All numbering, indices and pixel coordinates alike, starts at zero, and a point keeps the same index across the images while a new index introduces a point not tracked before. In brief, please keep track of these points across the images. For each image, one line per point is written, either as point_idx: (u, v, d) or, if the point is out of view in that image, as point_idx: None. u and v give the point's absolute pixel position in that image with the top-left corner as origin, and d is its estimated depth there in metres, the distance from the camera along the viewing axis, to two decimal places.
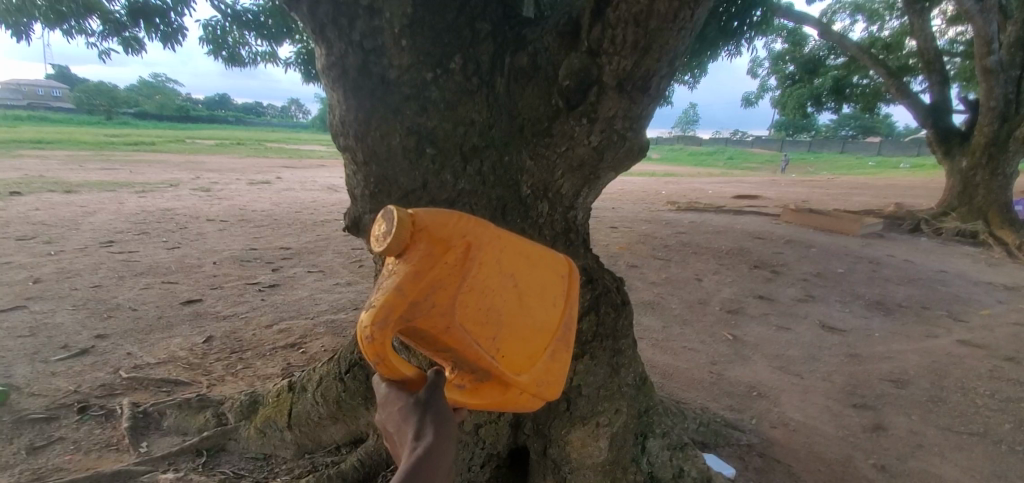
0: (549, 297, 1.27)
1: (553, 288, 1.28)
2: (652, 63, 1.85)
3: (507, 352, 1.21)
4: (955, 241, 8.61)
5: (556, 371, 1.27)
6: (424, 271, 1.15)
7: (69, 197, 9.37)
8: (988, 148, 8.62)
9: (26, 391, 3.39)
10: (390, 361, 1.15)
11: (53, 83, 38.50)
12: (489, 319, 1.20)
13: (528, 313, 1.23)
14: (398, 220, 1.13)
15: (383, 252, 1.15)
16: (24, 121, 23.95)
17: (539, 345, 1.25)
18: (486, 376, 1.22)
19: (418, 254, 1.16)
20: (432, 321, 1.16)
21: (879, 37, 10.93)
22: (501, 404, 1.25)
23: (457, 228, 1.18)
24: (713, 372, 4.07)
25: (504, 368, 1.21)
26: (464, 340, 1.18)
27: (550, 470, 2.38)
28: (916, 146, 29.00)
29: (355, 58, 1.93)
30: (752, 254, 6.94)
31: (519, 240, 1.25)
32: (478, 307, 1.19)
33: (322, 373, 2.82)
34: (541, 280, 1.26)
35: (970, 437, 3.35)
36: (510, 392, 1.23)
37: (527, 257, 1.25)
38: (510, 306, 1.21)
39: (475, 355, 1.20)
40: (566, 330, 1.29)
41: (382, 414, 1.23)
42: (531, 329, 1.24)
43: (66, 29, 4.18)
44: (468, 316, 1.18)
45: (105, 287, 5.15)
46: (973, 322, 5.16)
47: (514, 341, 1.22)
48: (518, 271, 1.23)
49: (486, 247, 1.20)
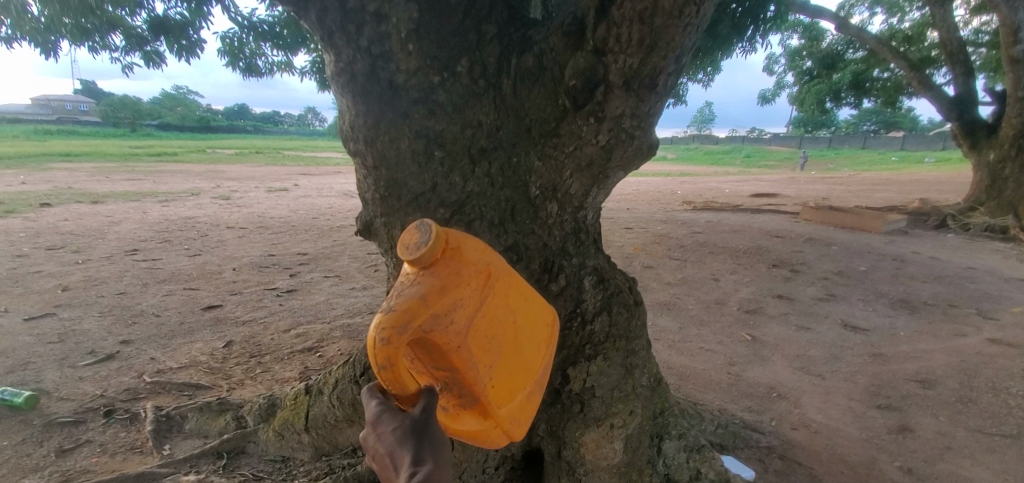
0: (538, 342, 1.39)
1: (542, 334, 1.41)
2: (659, 60, 1.83)
3: (497, 383, 1.29)
4: (984, 236, 8.35)
5: (526, 408, 1.39)
6: (449, 287, 1.21)
7: (95, 207, 9.65)
8: (1017, 140, 8.36)
9: (55, 396, 3.50)
10: (397, 367, 1.18)
11: (80, 97, 39.81)
12: (491, 348, 1.27)
13: (521, 351, 1.34)
14: (436, 234, 1.19)
15: (412, 261, 1.19)
16: (53, 135, 24.78)
17: (521, 383, 1.35)
18: (471, 403, 1.29)
19: (445, 270, 1.22)
20: (445, 337, 1.21)
21: (899, 29, 10.69)
22: (475, 433, 1.32)
23: (481, 255, 1.28)
24: (731, 373, 4.01)
25: (489, 398, 1.29)
26: (469, 363, 1.24)
27: (564, 472, 2.36)
28: (941, 139, 28.23)
29: (363, 64, 1.96)
30: (771, 253, 6.83)
31: (523, 281, 1.38)
32: (486, 334, 1.27)
33: (338, 377, 2.85)
34: (535, 323, 1.39)
35: (1003, 439, 3.24)
36: (488, 422, 1.32)
37: (528, 298, 1.38)
38: (508, 340, 1.31)
39: (471, 379, 1.25)
40: (542, 373, 1.42)
41: (371, 436, 1.14)
42: (521, 366, 1.34)
43: (91, 45, 4.33)
44: (478, 340, 1.25)
45: (130, 294, 5.29)
46: (1004, 319, 5.00)
47: (505, 373, 1.31)
48: (519, 309, 1.34)
49: (499, 281, 1.31)
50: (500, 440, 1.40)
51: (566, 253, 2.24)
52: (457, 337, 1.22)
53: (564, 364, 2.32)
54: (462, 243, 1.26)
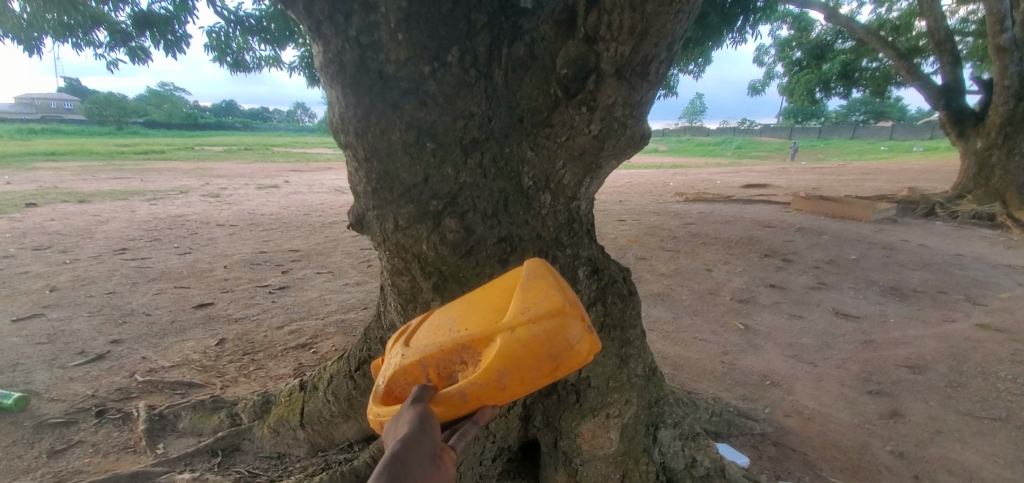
0: (493, 286, 1.52)
1: (497, 280, 1.55)
2: (651, 48, 1.83)
3: (469, 325, 1.40)
4: (971, 223, 8.44)
5: (530, 295, 1.35)
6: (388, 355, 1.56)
7: (83, 207, 9.51)
8: (1004, 128, 8.45)
9: (46, 396, 3.46)
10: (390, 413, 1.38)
11: (65, 96, 39.23)
12: (442, 327, 1.47)
13: (475, 304, 1.50)
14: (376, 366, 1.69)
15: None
16: (38, 134, 24.38)
17: (499, 305, 1.42)
18: (470, 353, 1.35)
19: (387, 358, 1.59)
20: (396, 360, 1.44)
21: (887, 19, 10.79)
22: (501, 353, 1.30)
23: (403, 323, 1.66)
24: (724, 362, 4.04)
25: (473, 333, 1.37)
26: (425, 347, 1.41)
27: (561, 463, 2.36)
28: (929, 128, 28.45)
29: (352, 54, 1.93)
30: (762, 243, 6.87)
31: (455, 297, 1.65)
32: (431, 329, 1.49)
33: (332, 373, 2.85)
34: (482, 288, 1.57)
35: (992, 422, 3.29)
36: (496, 338, 1.33)
37: (464, 293, 1.61)
38: (458, 313, 1.50)
39: (441, 348, 1.39)
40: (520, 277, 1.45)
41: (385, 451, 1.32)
42: (486, 303, 1.46)
43: (74, 42, 4.22)
44: (425, 337, 1.46)
45: (119, 293, 5.23)
46: (993, 305, 5.06)
47: (471, 319, 1.43)
48: (458, 301, 1.57)
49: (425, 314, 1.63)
50: (541, 327, 1.30)
51: (561, 244, 2.24)
52: (402, 350, 1.46)
53: None
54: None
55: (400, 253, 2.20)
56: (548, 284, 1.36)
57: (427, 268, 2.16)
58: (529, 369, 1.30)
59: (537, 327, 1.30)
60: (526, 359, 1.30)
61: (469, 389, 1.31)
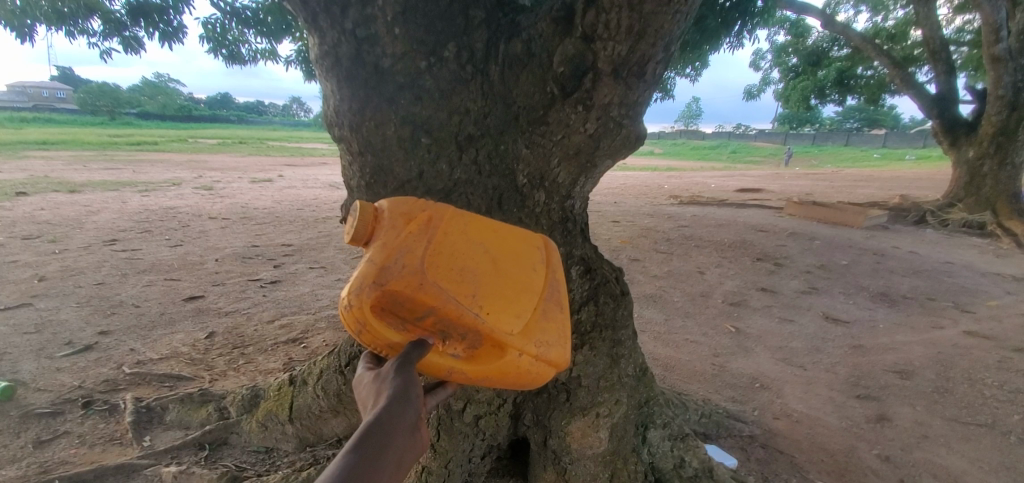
0: (526, 265, 1.36)
1: (530, 256, 1.39)
2: (648, 48, 1.83)
3: (491, 310, 1.28)
4: (961, 231, 8.55)
5: (550, 330, 1.34)
6: (390, 241, 1.30)
7: (73, 197, 9.41)
8: (996, 138, 8.54)
9: (32, 386, 3.42)
10: (372, 324, 1.28)
11: (57, 84, 38.81)
12: (465, 279, 1.28)
13: (504, 275, 1.32)
14: (360, 206, 1.33)
15: (353, 240, 1.33)
16: (29, 123, 24.10)
17: (525, 306, 1.32)
18: (476, 338, 1.29)
19: (384, 232, 1.32)
20: (403, 282, 1.25)
21: (883, 27, 10.86)
22: (502, 369, 1.32)
23: (417, 205, 1.35)
24: (715, 364, 4.06)
25: (491, 328, 1.27)
26: (442, 299, 1.25)
27: (550, 461, 2.35)
28: (922, 137, 28.65)
29: (348, 47, 1.91)
30: (755, 247, 6.91)
31: (482, 217, 1.39)
32: (453, 269, 1.28)
33: (322, 368, 2.82)
34: (513, 248, 1.37)
35: (977, 428, 3.33)
36: (507, 354, 1.30)
37: (493, 230, 1.37)
38: (485, 269, 1.31)
39: (457, 313, 1.26)
40: (550, 290, 1.37)
41: (355, 392, 1.32)
42: (513, 290, 1.32)
43: (68, 30, 4.17)
44: (443, 275, 1.27)
45: (108, 284, 5.17)
46: (980, 313, 5.12)
47: (495, 297, 1.29)
48: (487, 241, 1.34)
49: (447, 217, 1.33)
50: (541, 370, 1.34)
51: (554, 243, 2.25)
52: (417, 280, 1.25)
53: None
54: (392, 204, 1.35)
55: None
56: (568, 332, 1.38)
57: None
58: (507, 383, 1.37)
59: (538, 364, 1.33)
60: (511, 379, 1.35)
61: (455, 371, 1.34)
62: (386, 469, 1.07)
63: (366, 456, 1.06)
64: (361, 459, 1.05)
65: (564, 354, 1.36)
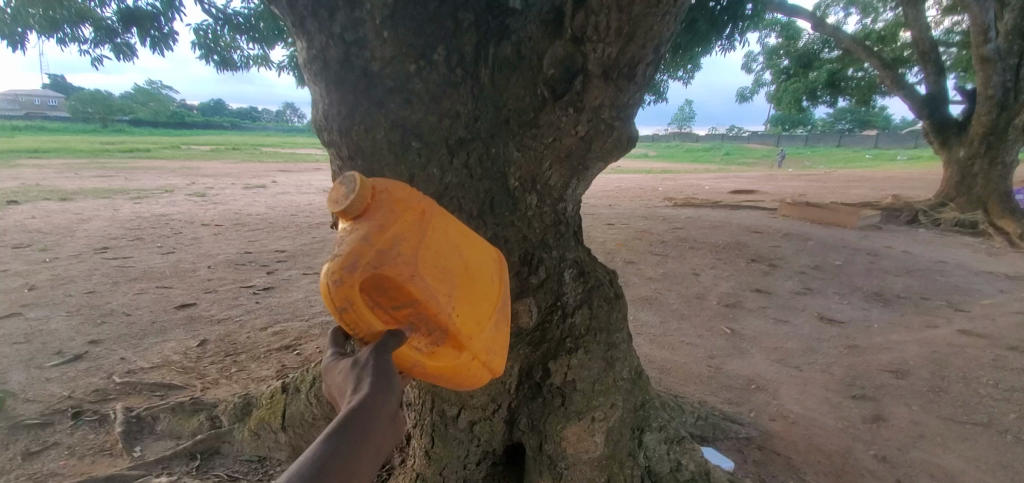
0: (488, 276, 1.51)
1: (490, 270, 1.53)
2: (638, 50, 1.83)
3: (461, 313, 1.38)
4: (954, 231, 8.61)
5: (494, 340, 1.49)
6: (387, 225, 1.32)
7: (64, 205, 9.33)
8: (986, 138, 8.61)
9: (20, 397, 3.37)
10: (357, 304, 1.24)
11: (48, 92, 38.58)
12: (444, 278, 1.36)
13: (472, 282, 1.44)
14: (360, 183, 1.33)
15: (345, 212, 1.31)
16: (20, 131, 23.93)
17: (484, 314, 1.46)
18: (442, 336, 1.36)
19: (380, 213, 1.33)
20: (396, 270, 1.28)
21: (873, 29, 10.96)
22: (455, 369, 1.40)
23: (410, 196, 1.39)
24: (711, 366, 4.05)
25: (459, 330, 1.38)
26: (426, 293, 1.31)
27: (545, 467, 2.32)
28: (913, 137, 28.83)
29: (336, 51, 1.90)
30: (749, 248, 6.92)
31: (460, 223, 1.49)
32: (437, 266, 1.36)
33: (315, 375, 2.80)
34: (481, 259, 1.50)
35: (973, 427, 3.33)
36: (463, 355, 1.40)
37: (466, 238, 1.49)
38: (459, 273, 1.41)
39: (435, 310, 1.33)
40: (500, 304, 1.54)
41: (326, 379, 1.23)
42: (478, 297, 1.45)
43: (60, 37, 4.14)
44: (430, 271, 1.34)
45: (99, 293, 5.12)
46: (974, 311, 5.14)
47: (465, 302, 1.40)
48: (462, 248, 1.45)
49: (436, 217, 1.42)
50: (481, 375, 1.47)
51: (546, 246, 2.26)
52: (410, 271, 1.30)
53: (545, 358, 2.34)
54: (389, 189, 1.38)
55: None
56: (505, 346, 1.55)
57: None
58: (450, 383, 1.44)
59: (481, 369, 1.46)
60: (456, 380, 1.43)
61: (416, 367, 1.34)
62: (364, 461, 1.02)
63: (346, 446, 1.00)
64: (339, 450, 0.99)
65: (500, 364, 1.52)
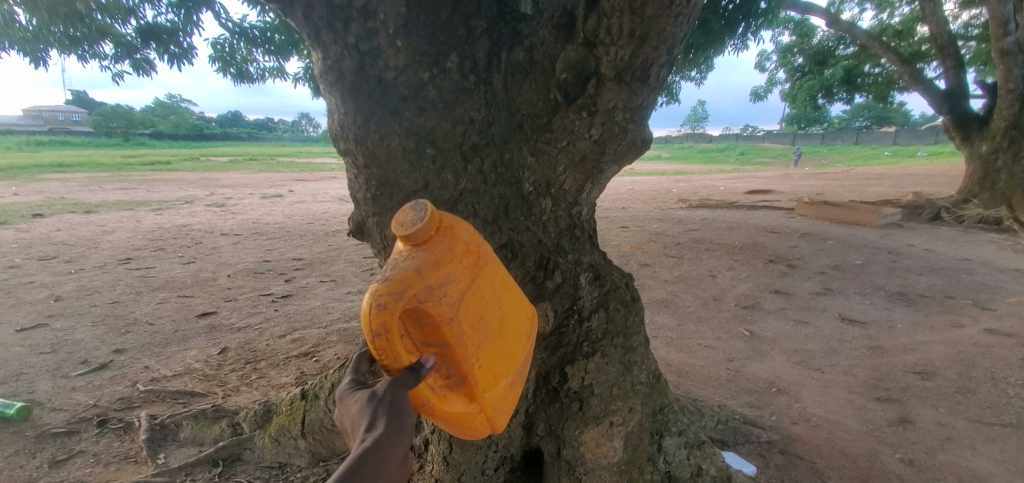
0: (519, 333, 1.52)
1: (521, 326, 1.54)
2: (651, 51, 1.82)
3: (483, 366, 1.39)
4: (978, 228, 8.41)
5: (506, 398, 1.50)
6: (442, 261, 1.33)
7: (88, 217, 9.58)
8: (1009, 132, 8.39)
9: (48, 406, 3.47)
10: (392, 334, 1.25)
11: (72, 108, 39.78)
12: (478, 328, 1.37)
13: (503, 336, 1.45)
14: (430, 213, 1.35)
15: (407, 236, 1.33)
16: (45, 146, 24.65)
17: (506, 371, 1.47)
18: (459, 382, 1.37)
19: (438, 247, 1.35)
20: (438, 309, 1.29)
21: (889, 24, 10.78)
22: (462, 416, 1.40)
23: (470, 237, 1.41)
24: (730, 369, 4.00)
25: (477, 381, 1.38)
26: (457, 341, 1.33)
27: (564, 471, 2.32)
28: (933, 133, 28.28)
29: (351, 61, 1.93)
30: (766, 249, 6.82)
31: (507, 273, 1.51)
32: (476, 314, 1.37)
33: (334, 381, 2.85)
34: (516, 314, 1.52)
35: (1003, 428, 3.24)
36: (473, 405, 1.41)
37: (509, 290, 1.50)
38: (494, 325, 1.42)
39: (461, 357, 1.34)
40: (521, 363, 1.54)
41: (340, 408, 1.26)
42: (504, 353, 1.46)
43: (80, 54, 4.26)
44: (468, 319, 1.34)
45: (123, 302, 5.24)
46: (1001, 310, 5.00)
47: (490, 354, 1.41)
48: (504, 300, 1.47)
49: (487, 265, 1.43)
50: (483, 429, 1.47)
51: (562, 249, 2.25)
52: (450, 316, 1.31)
53: (563, 362, 2.33)
54: (454, 226, 1.39)
55: None
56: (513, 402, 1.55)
57: None
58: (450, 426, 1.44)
59: (484, 423, 1.46)
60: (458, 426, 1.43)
61: (427, 406, 1.34)
62: None
63: None
64: None
65: (503, 423, 1.52)
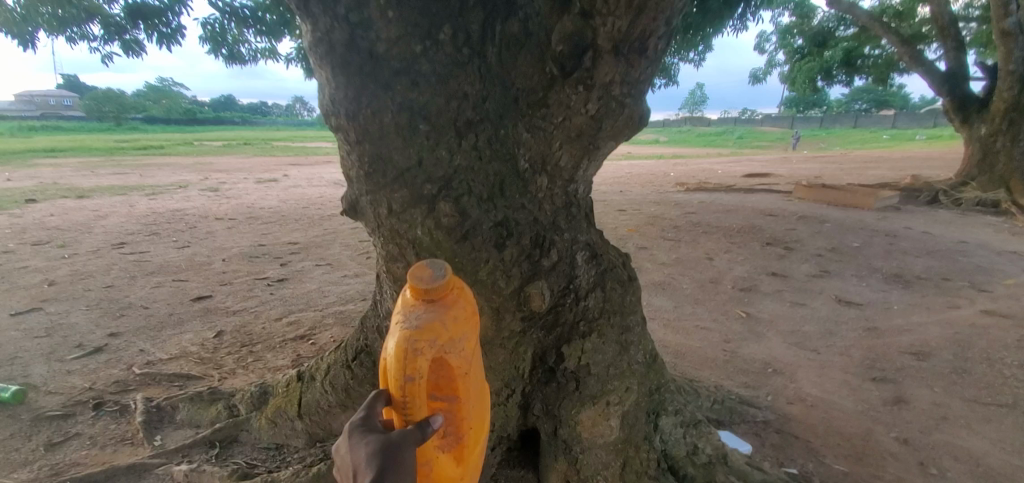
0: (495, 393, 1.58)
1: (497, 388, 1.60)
2: (648, 23, 1.79)
3: (476, 426, 1.41)
4: (975, 211, 8.41)
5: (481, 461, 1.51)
6: (463, 319, 1.35)
7: (81, 202, 9.48)
8: (1009, 114, 8.31)
9: (44, 389, 3.46)
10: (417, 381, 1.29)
11: (64, 93, 39.30)
12: (478, 387, 1.41)
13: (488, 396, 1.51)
14: (452, 274, 1.36)
15: (428, 292, 1.31)
16: (37, 131, 24.33)
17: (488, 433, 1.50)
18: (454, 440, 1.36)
19: (458, 306, 1.35)
20: (457, 362, 1.33)
21: (890, 5, 10.66)
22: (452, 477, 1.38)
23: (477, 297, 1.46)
24: (726, 350, 4.01)
25: (470, 441, 1.39)
26: (465, 392, 1.37)
27: (560, 451, 2.31)
28: (932, 116, 28.23)
29: (341, 33, 1.87)
30: (764, 232, 6.81)
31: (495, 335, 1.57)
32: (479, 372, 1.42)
33: (329, 364, 2.92)
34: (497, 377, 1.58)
35: (999, 408, 3.27)
36: (463, 469, 1.40)
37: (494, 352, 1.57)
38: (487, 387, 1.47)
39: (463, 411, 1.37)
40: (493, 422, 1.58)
41: (345, 447, 1.25)
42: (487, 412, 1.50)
43: (69, 35, 4.15)
44: (474, 375, 1.39)
45: (118, 287, 5.21)
46: (997, 291, 5.02)
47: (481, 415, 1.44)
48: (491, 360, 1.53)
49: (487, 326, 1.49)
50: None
51: (558, 228, 2.22)
52: (465, 374, 1.35)
53: (559, 341, 2.33)
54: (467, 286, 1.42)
55: (394, 239, 2.12)
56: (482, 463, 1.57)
57: (421, 253, 2.07)
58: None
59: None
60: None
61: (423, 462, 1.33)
62: None
63: None
64: None
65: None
